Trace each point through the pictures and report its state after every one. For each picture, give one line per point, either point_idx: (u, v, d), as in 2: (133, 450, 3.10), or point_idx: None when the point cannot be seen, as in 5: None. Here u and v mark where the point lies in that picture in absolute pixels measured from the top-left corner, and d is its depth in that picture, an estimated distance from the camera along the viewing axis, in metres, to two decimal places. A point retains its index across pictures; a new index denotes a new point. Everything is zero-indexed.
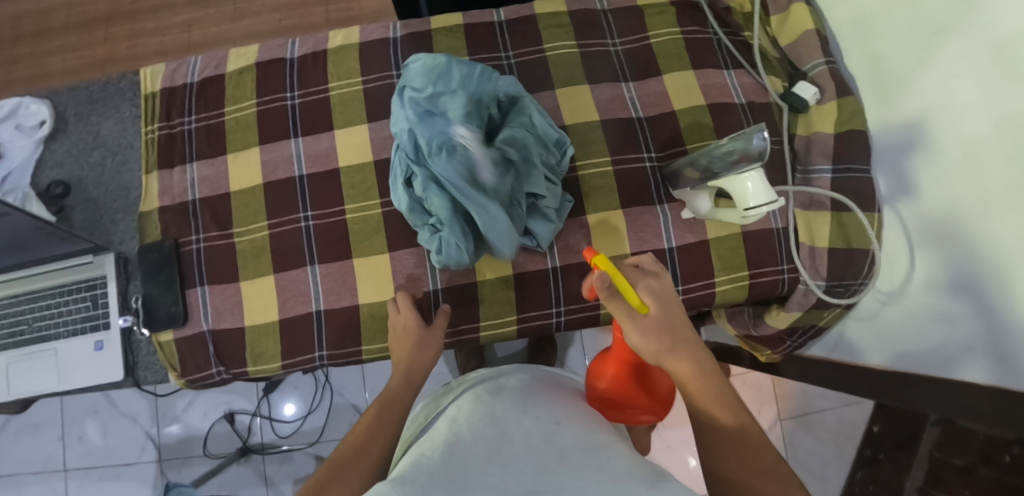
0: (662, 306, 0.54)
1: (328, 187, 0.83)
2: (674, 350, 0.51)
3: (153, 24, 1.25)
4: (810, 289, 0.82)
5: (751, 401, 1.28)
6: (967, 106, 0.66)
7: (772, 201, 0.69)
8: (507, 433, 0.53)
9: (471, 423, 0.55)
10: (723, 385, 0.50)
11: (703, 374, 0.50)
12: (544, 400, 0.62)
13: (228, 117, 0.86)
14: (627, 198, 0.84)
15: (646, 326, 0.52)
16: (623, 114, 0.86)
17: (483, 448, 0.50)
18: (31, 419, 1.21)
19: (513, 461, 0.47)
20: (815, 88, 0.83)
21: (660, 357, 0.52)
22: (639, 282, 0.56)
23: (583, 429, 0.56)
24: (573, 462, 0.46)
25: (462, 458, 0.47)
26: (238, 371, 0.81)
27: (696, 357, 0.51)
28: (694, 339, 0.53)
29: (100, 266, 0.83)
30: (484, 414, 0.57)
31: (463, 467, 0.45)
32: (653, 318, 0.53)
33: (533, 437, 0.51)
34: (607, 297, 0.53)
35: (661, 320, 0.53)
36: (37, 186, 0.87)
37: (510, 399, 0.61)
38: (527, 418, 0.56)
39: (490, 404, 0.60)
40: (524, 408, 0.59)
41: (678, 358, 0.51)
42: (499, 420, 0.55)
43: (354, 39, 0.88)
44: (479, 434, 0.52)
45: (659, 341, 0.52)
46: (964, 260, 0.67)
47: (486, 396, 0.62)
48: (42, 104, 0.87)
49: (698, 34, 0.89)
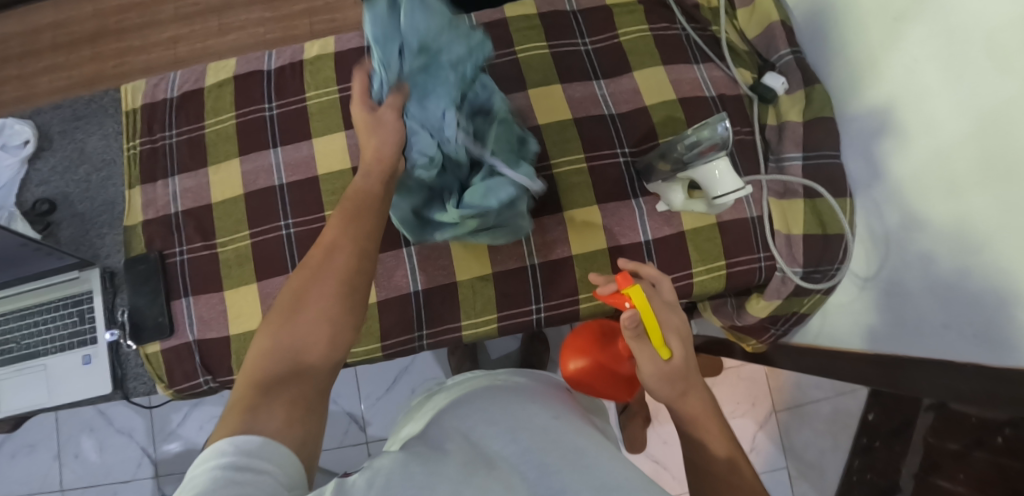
0: (684, 352, 0.52)
1: (308, 194, 0.84)
2: (685, 395, 0.52)
3: (139, 41, 1.27)
4: (787, 276, 0.84)
5: (744, 395, 1.31)
6: (934, 90, 0.66)
7: (740, 188, 0.71)
8: (509, 428, 0.53)
9: (472, 423, 0.56)
10: (726, 429, 0.51)
11: (710, 416, 0.51)
12: (544, 399, 0.63)
13: (208, 130, 0.87)
14: (604, 194, 0.85)
15: (664, 372, 0.51)
16: (596, 112, 0.88)
17: (485, 447, 0.50)
18: (28, 438, 1.22)
19: (516, 459, 0.48)
20: (783, 78, 0.85)
21: (670, 398, 0.52)
22: (667, 321, 0.53)
23: (580, 427, 0.56)
24: (577, 460, 0.47)
25: (468, 456, 0.48)
26: (225, 379, 0.82)
27: (705, 400, 0.52)
28: (703, 383, 0.53)
29: (86, 281, 0.84)
30: (484, 412, 0.57)
31: (470, 460, 0.47)
32: (672, 365, 0.51)
33: (532, 433, 0.52)
34: (631, 337, 0.51)
35: (679, 368, 0.52)
36: (23, 204, 0.88)
37: (508, 397, 0.62)
38: (526, 414, 0.56)
39: (489, 402, 0.60)
40: (523, 405, 0.59)
41: (689, 401, 0.52)
42: (498, 416, 0.56)
43: (330, 48, 0.89)
44: (481, 433, 0.53)
45: (671, 384, 0.52)
46: (945, 250, 0.67)
47: (485, 395, 0.62)
48: (26, 124, 0.89)
49: (667, 30, 0.91)
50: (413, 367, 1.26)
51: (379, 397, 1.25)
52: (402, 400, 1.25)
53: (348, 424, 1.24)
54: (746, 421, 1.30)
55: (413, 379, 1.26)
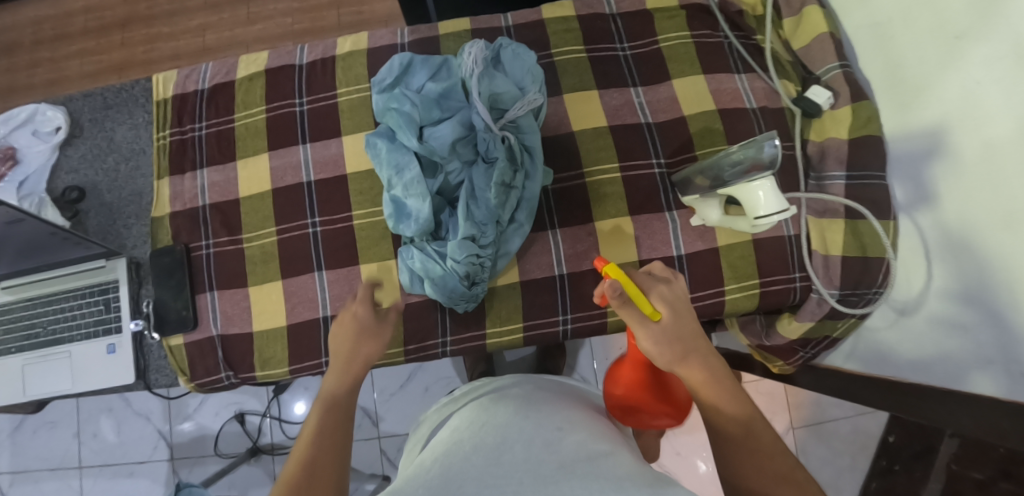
0: (677, 314, 0.52)
1: (336, 193, 0.83)
2: (684, 357, 0.51)
3: (168, 28, 1.27)
4: (823, 298, 0.81)
5: (762, 410, 1.25)
6: (993, 113, 0.63)
7: (784, 210, 0.69)
8: (509, 437, 0.52)
9: (474, 433, 0.54)
10: (734, 387, 0.49)
11: (714, 376, 0.50)
12: (547, 405, 0.62)
13: (238, 123, 0.87)
14: (636, 206, 0.83)
15: (656, 332, 0.51)
16: (632, 120, 0.85)
17: (483, 455, 0.49)
18: (48, 416, 1.24)
19: (513, 470, 0.46)
20: (830, 93, 0.81)
21: (671, 364, 0.51)
22: (650, 289, 0.54)
23: (587, 435, 0.54)
24: (577, 469, 0.46)
25: (462, 471, 0.47)
26: (246, 376, 0.81)
27: (709, 362, 0.50)
28: (706, 345, 0.51)
29: (113, 270, 0.84)
30: (487, 422, 0.56)
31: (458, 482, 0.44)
32: (665, 326, 0.52)
33: (534, 443, 0.51)
34: (616, 304, 0.52)
35: (671, 329, 0.51)
36: (53, 191, 0.88)
37: (515, 405, 0.60)
38: (529, 424, 0.55)
39: (491, 412, 0.59)
40: (525, 413, 0.58)
41: (690, 365, 0.50)
42: (501, 426, 0.55)
43: (363, 45, 0.88)
44: (480, 446, 0.51)
45: (670, 349, 0.51)
46: (986, 275, 0.65)
47: (489, 405, 0.61)
48: (58, 111, 0.89)
49: (709, 38, 0.88)
50: (427, 366, 1.26)
51: (393, 394, 1.25)
52: (417, 397, 1.25)
53: (362, 419, 1.24)
54: None
55: (427, 377, 1.26)
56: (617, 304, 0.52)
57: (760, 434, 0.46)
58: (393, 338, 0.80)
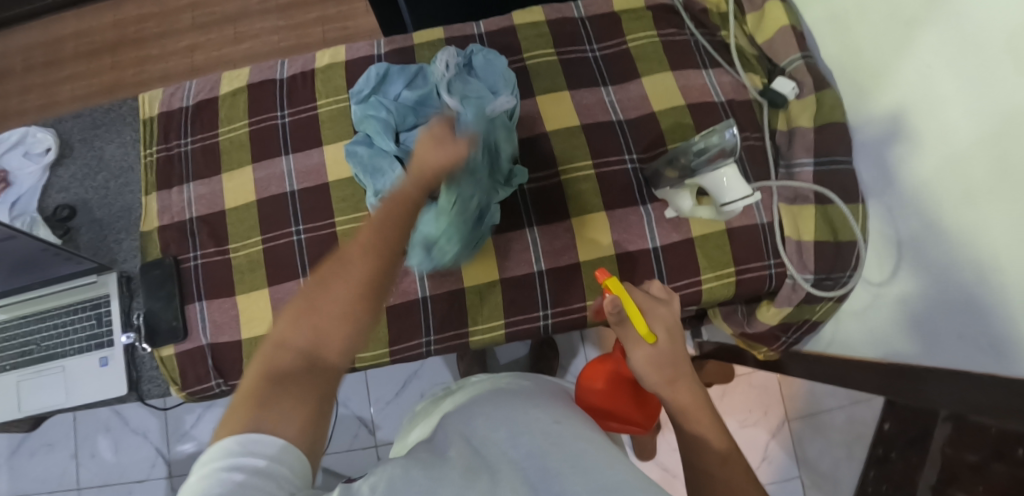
0: (671, 340, 0.54)
1: (318, 201, 0.85)
2: (674, 380, 0.53)
3: (156, 50, 1.30)
4: (798, 283, 0.83)
5: (757, 403, 1.34)
6: (949, 94, 0.65)
7: (748, 195, 0.71)
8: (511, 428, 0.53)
9: (474, 424, 0.55)
10: (717, 417, 0.51)
11: (700, 405, 0.51)
12: (547, 400, 0.62)
13: (222, 138, 0.89)
14: (611, 201, 0.85)
15: (652, 355, 0.53)
16: (604, 118, 0.88)
17: (484, 450, 0.49)
18: (46, 437, 1.25)
19: (518, 460, 0.47)
20: (794, 83, 0.84)
21: (659, 385, 0.53)
22: (651, 310, 0.56)
23: (585, 428, 0.55)
24: (579, 461, 0.46)
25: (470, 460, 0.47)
26: (236, 383, 0.83)
27: (696, 389, 0.52)
28: (693, 371, 0.54)
29: (104, 285, 0.86)
30: (487, 412, 0.57)
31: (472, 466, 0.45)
32: (659, 349, 0.53)
33: (532, 434, 0.51)
34: (614, 322, 0.55)
35: (666, 353, 0.53)
36: (44, 210, 0.91)
37: (515, 398, 0.61)
38: (526, 415, 0.55)
39: (490, 406, 0.59)
40: (523, 406, 0.58)
41: (679, 389, 0.52)
42: (498, 419, 0.55)
43: (341, 57, 0.91)
44: (483, 437, 0.52)
45: (660, 371, 0.53)
46: (954, 255, 0.66)
47: (488, 399, 0.62)
48: (48, 133, 0.92)
49: (676, 36, 0.91)
50: (422, 372, 1.27)
51: (388, 401, 1.26)
52: (411, 403, 1.26)
53: (358, 427, 1.25)
54: (757, 430, 1.32)
55: (421, 383, 1.27)
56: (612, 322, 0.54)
57: (736, 460, 0.47)
58: (378, 339, 0.82)
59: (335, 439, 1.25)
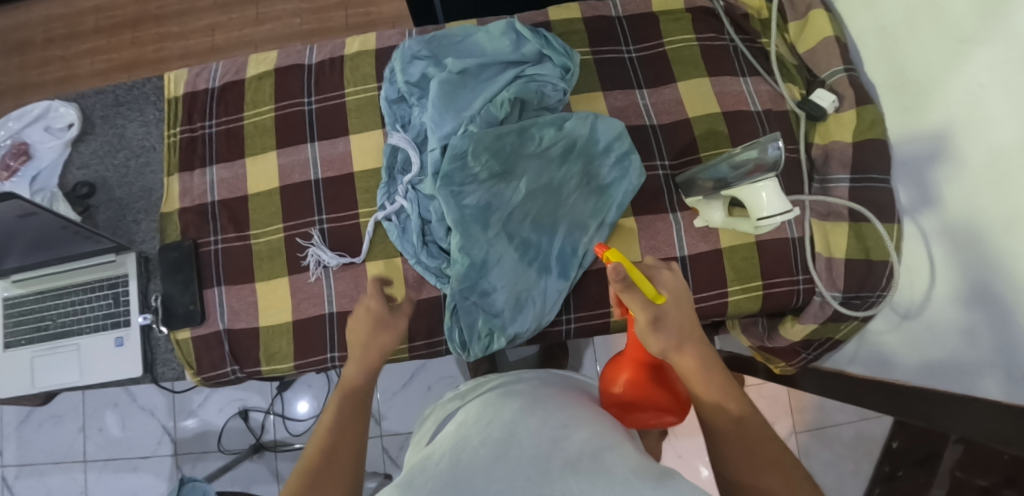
0: (676, 302, 0.53)
1: (342, 191, 0.84)
2: (682, 347, 0.52)
3: (179, 27, 1.28)
4: (826, 301, 0.81)
5: (765, 413, 1.26)
6: (995, 116, 0.63)
7: (787, 211, 0.69)
8: (513, 434, 0.51)
9: (479, 431, 0.53)
10: (728, 379, 0.51)
11: (710, 370, 0.51)
12: (554, 402, 0.61)
13: (247, 121, 0.88)
14: (640, 207, 0.84)
15: (658, 320, 0.52)
16: (637, 121, 0.86)
17: (490, 453, 0.49)
18: (54, 410, 1.25)
19: (517, 470, 0.45)
20: (834, 96, 0.82)
21: (668, 352, 0.52)
22: (652, 275, 0.55)
23: (594, 431, 0.54)
24: (583, 466, 0.45)
25: (461, 472, 0.46)
26: (251, 370, 0.82)
27: (704, 356, 0.52)
28: (701, 336, 0.53)
29: (122, 265, 0.85)
30: (492, 420, 0.55)
31: (461, 484, 0.44)
32: (665, 313, 0.52)
33: (539, 440, 0.50)
34: (620, 289, 0.50)
35: (671, 315, 0.52)
36: (64, 186, 0.90)
37: (519, 401, 0.60)
38: (535, 421, 0.54)
39: (498, 408, 0.58)
40: (532, 410, 0.57)
41: (685, 356, 0.52)
42: (507, 422, 0.54)
43: (370, 45, 0.89)
44: (485, 443, 0.50)
45: (669, 338, 0.52)
46: (991, 281, 0.65)
47: (496, 401, 0.61)
48: (71, 108, 0.90)
49: (715, 41, 0.88)
50: (430, 365, 1.27)
51: (395, 393, 1.26)
52: (419, 396, 1.26)
53: None
54: None
55: (430, 376, 1.26)
56: (620, 288, 0.50)
57: (751, 422, 0.48)
58: (397, 335, 0.81)
59: None
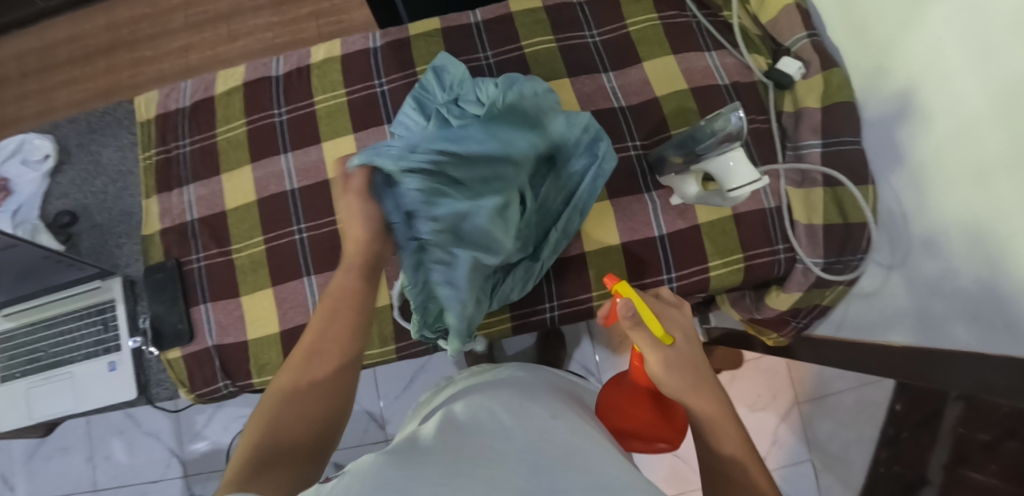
0: (686, 340, 0.55)
1: (319, 198, 0.85)
2: (696, 386, 0.53)
3: (152, 51, 1.29)
4: (808, 268, 0.81)
5: (765, 387, 1.32)
6: (961, 70, 0.63)
7: (756, 181, 0.69)
8: (503, 427, 0.51)
9: (466, 418, 0.53)
10: (742, 427, 0.52)
11: (724, 415, 0.52)
12: (541, 396, 0.61)
13: (220, 138, 0.88)
14: (617, 189, 0.84)
15: (672, 359, 0.53)
16: (605, 105, 0.86)
17: (476, 441, 0.48)
18: (61, 441, 1.26)
19: (511, 458, 0.45)
20: (800, 63, 0.83)
21: (681, 392, 0.53)
22: (664, 313, 0.56)
23: (580, 426, 0.54)
24: (574, 461, 0.45)
25: (456, 448, 0.46)
26: (244, 384, 0.83)
27: (716, 396, 0.53)
28: (710, 373, 0.54)
29: (108, 290, 0.86)
30: (481, 410, 0.55)
31: (460, 457, 0.44)
32: (677, 350, 0.54)
33: (526, 431, 0.50)
34: (629, 326, 0.52)
35: (684, 354, 0.54)
36: (46, 217, 0.91)
37: (509, 393, 0.59)
38: (522, 413, 0.54)
39: (489, 398, 0.58)
40: (518, 403, 0.56)
41: (700, 396, 0.52)
42: (496, 415, 0.54)
43: (336, 52, 0.89)
44: (476, 431, 0.50)
45: (682, 378, 0.52)
46: (965, 233, 0.65)
47: (486, 391, 0.60)
48: (46, 139, 0.92)
49: (677, 18, 0.89)
50: (428, 366, 1.27)
51: (396, 396, 1.27)
52: (420, 398, 1.26)
53: (368, 423, 1.26)
54: (767, 414, 1.30)
55: (429, 378, 1.27)
56: (629, 324, 0.52)
57: (757, 473, 0.48)
58: (385, 336, 0.82)
59: (345, 434, 1.26)
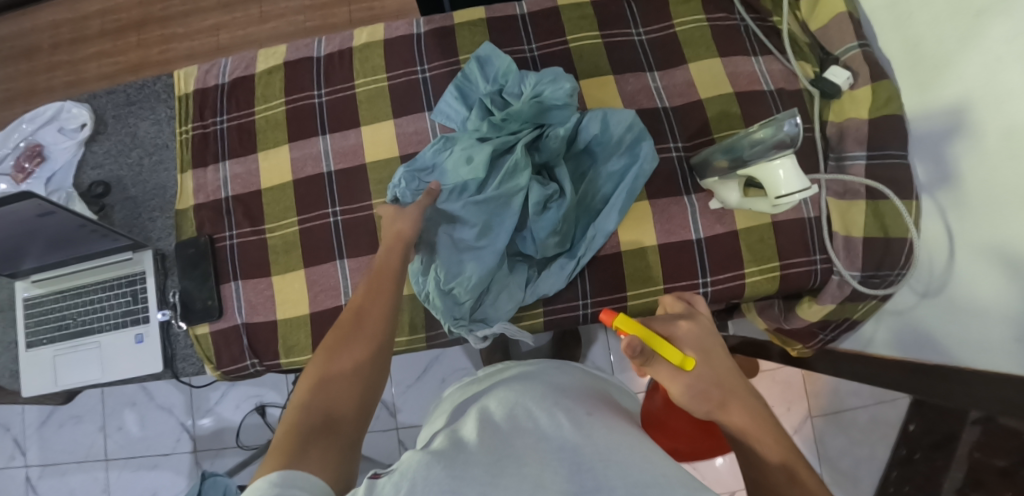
0: (705, 362, 0.52)
1: (355, 182, 0.84)
2: (726, 405, 0.50)
3: (184, 28, 1.29)
4: (844, 280, 0.80)
5: (780, 397, 1.25)
6: (1013, 86, 0.62)
7: (805, 188, 0.68)
8: (538, 424, 0.50)
9: (504, 414, 0.53)
10: (779, 434, 0.48)
11: (761, 425, 0.49)
12: (575, 392, 0.60)
13: (258, 116, 0.88)
14: (656, 189, 0.83)
15: (689, 385, 0.51)
16: (648, 105, 0.85)
17: (516, 439, 0.48)
18: (74, 410, 1.27)
19: (548, 456, 0.45)
20: (848, 72, 0.81)
21: (712, 413, 0.50)
22: (673, 334, 0.54)
23: (613, 424, 0.53)
24: (612, 458, 0.45)
25: (498, 446, 0.46)
26: (270, 363, 0.83)
27: (750, 408, 0.50)
28: (743, 386, 0.51)
29: (139, 262, 0.86)
30: (518, 403, 0.54)
31: (501, 457, 0.44)
32: (699, 375, 0.51)
33: (565, 427, 0.50)
34: (641, 363, 0.51)
35: (706, 377, 0.51)
36: (79, 186, 0.91)
37: (543, 387, 0.58)
38: (557, 408, 0.53)
39: (521, 392, 0.57)
40: (554, 398, 0.56)
41: (732, 412, 0.50)
42: (533, 410, 0.53)
43: (378, 36, 0.89)
44: (515, 427, 0.50)
45: (707, 399, 0.50)
46: (1012, 253, 0.64)
47: (517, 384, 0.60)
48: (83, 108, 0.91)
49: (725, 21, 0.88)
50: (443, 357, 1.27)
51: (410, 385, 1.26)
52: (434, 388, 1.26)
53: (379, 410, 1.26)
54: None
55: (444, 369, 1.27)
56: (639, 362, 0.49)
57: (806, 480, 0.44)
58: (415, 323, 0.82)
59: None
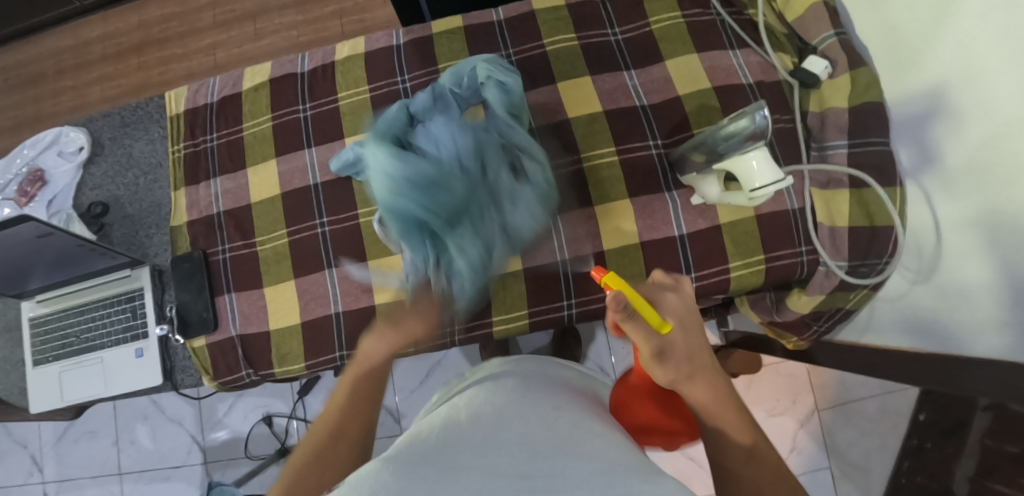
0: (683, 331, 0.50)
1: (340, 193, 0.86)
2: (692, 377, 0.49)
3: (181, 49, 1.32)
4: (831, 270, 0.80)
5: (783, 391, 1.26)
6: (990, 66, 0.61)
7: (780, 180, 0.69)
8: (501, 417, 0.50)
9: (467, 410, 0.52)
10: (743, 412, 0.49)
11: (723, 403, 0.49)
12: (544, 387, 0.60)
13: (246, 132, 0.90)
14: (636, 187, 0.83)
15: (664, 352, 0.48)
16: (627, 103, 0.86)
17: (475, 431, 0.47)
18: (89, 425, 1.30)
19: (505, 446, 0.44)
20: (826, 62, 0.81)
21: (677, 382, 0.49)
22: (658, 299, 0.51)
23: (582, 418, 0.53)
24: (569, 450, 0.45)
25: (453, 442, 0.45)
26: (265, 372, 0.85)
27: (717, 383, 0.50)
28: (711, 363, 0.50)
29: (137, 278, 0.89)
30: (483, 400, 0.54)
31: (453, 452, 0.43)
32: (672, 344, 0.49)
33: (529, 422, 0.49)
34: (622, 319, 0.47)
35: (680, 347, 0.49)
36: (79, 207, 0.94)
37: (511, 385, 0.58)
38: (525, 405, 0.53)
39: (489, 391, 0.57)
40: (521, 394, 0.56)
41: (696, 386, 0.49)
42: (497, 405, 0.53)
43: (360, 49, 0.90)
44: (475, 421, 0.50)
45: (677, 369, 0.49)
46: (998, 235, 0.63)
47: (488, 385, 0.60)
48: (80, 132, 0.94)
49: (701, 16, 0.88)
50: (444, 362, 1.28)
51: (412, 391, 1.28)
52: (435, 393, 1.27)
53: (383, 416, 1.27)
54: (786, 419, 1.24)
55: (445, 373, 1.28)
56: (621, 319, 0.47)
57: (766, 456, 0.46)
58: None
59: None
